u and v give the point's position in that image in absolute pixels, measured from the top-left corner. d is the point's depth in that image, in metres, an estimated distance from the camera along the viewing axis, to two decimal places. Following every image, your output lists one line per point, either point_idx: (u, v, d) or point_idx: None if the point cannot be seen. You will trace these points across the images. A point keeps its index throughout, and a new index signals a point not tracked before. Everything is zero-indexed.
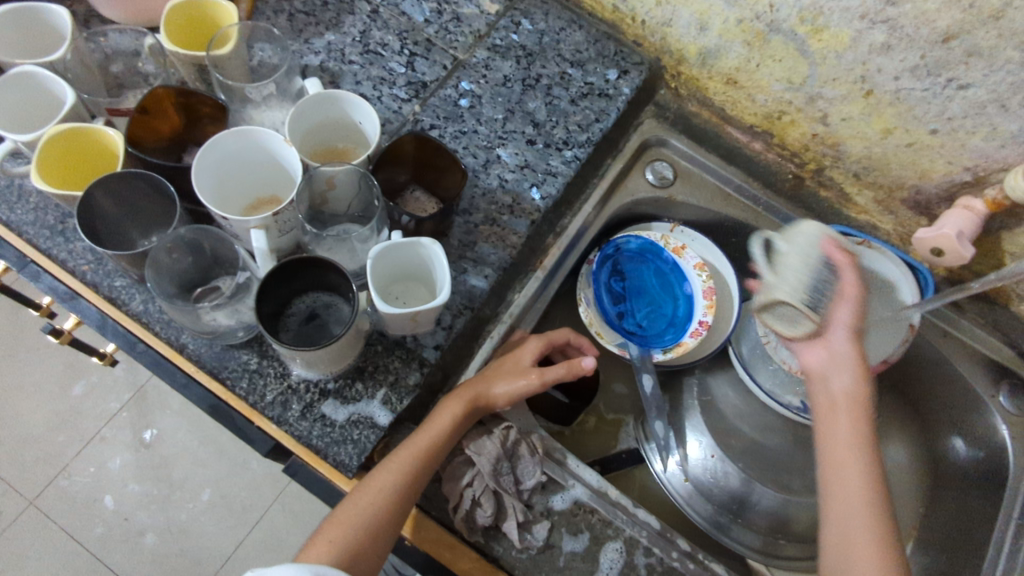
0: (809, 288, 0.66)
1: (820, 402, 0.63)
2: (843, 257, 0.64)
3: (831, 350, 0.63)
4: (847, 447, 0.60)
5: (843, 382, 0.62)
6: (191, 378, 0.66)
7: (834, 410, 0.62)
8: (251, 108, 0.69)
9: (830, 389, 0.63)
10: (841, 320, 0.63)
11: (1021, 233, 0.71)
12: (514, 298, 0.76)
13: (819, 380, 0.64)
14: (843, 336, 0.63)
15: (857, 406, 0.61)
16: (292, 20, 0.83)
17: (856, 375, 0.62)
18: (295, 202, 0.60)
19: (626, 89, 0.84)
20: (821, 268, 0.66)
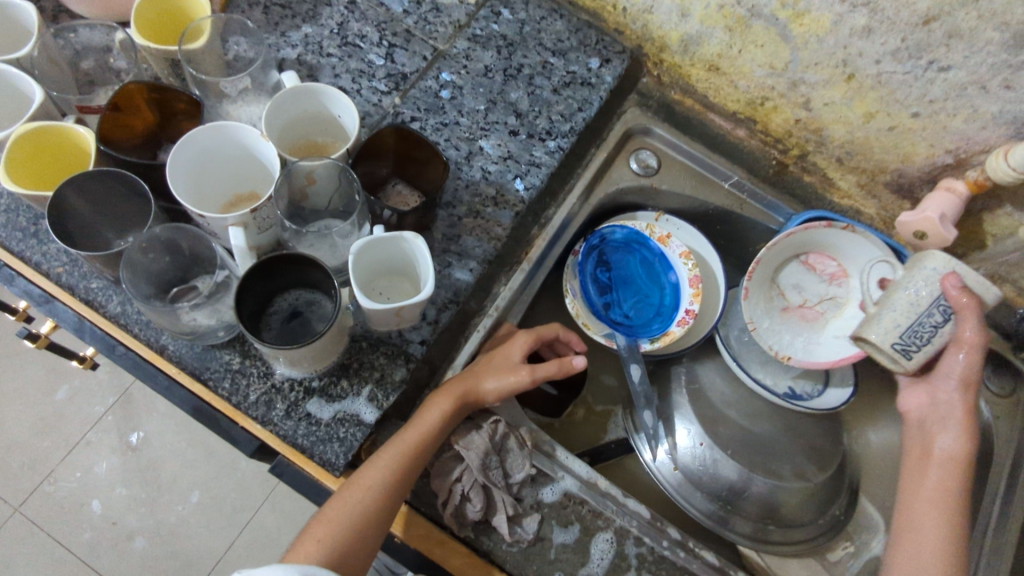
0: (905, 328, 0.62)
1: (919, 452, 0.66)
2: (960, 298, 0.60)
3: (936, 398, 0.65)
4: (934, 497, 0.62)
5: (950, 438, 0.63)
6: (173, 380, 0.65)
7: (929, 460, 0.64)
8: (227, 104, 0.68)
9: (931, 441, 0.65)
10: (953, 371, 0.63)
11: (1002, 214, 0.71)
12: (500, 291, 0.75)
13: (925, 430, 0.66)
14: (955, 390, 0.63)
15: (955, 465, 0.62)
16: (267, 13, 0.81)
17: (964, 436, 0.63)
18: (273, 198, 0.58)
19: (608, 78, 0.84)
20: (925, 310, 0.61)
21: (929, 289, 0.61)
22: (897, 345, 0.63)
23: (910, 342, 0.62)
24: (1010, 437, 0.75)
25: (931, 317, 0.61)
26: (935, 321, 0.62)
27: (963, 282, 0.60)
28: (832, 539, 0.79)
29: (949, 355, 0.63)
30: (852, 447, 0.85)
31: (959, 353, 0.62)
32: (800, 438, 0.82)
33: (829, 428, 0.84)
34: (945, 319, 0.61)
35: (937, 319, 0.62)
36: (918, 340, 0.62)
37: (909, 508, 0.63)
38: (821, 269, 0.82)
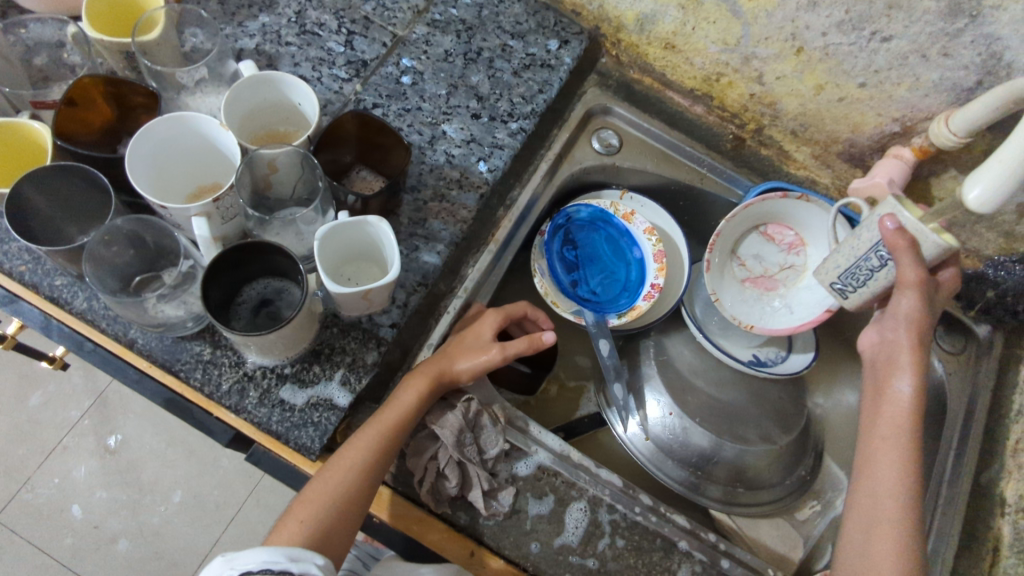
0: (844, 269, 0.68)
1: (874, 390, 0.66)
2: (894, 243, 0.61)
3: (885, 337, 0.65)
4: (888, 436, 0.63)
5: (902, 379, 0.63)
6: (144, 373, 0.65)
7: (882, 401, 0.64)
8: (186, 95, 0.68)
9: (883, 380, 0.65)
10: (904, 309, 0.62)
11: (947, 177, 0.75)
12: (468, 273, 0.76)
13: (883, 368, 0.65)
14: (902, 330, 0.63)
15: (909, 404, 0.63)
16: (223, 4, 0.81)
17: (914, 375, 0.63)
18: (234, 185, 0.58)
19: (567, 59, 0.85)
20: (861, 256, 0.65)
21: (871, 235, 0.63)
22: (835, 283, 0.69)
23: (848, 282, 0.68)
24: (961, 392, 0.79)
25: (869, 262, 0.65)
26: (872, 265, 0.65)
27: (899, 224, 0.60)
28: (799, 498, 0.83)
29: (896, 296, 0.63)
30: (816, 411, 0.88)
31: (901, 292, 0.62)
32: (766, 404, 0.84)
33: (794, 392, 0.87)
34: (882, 263, 0.63)
35: (877, 263, 0.64)
36: (855, 281, 0.67)
37: (866, 448, 0.64)
38: (779, 239, 0.84)
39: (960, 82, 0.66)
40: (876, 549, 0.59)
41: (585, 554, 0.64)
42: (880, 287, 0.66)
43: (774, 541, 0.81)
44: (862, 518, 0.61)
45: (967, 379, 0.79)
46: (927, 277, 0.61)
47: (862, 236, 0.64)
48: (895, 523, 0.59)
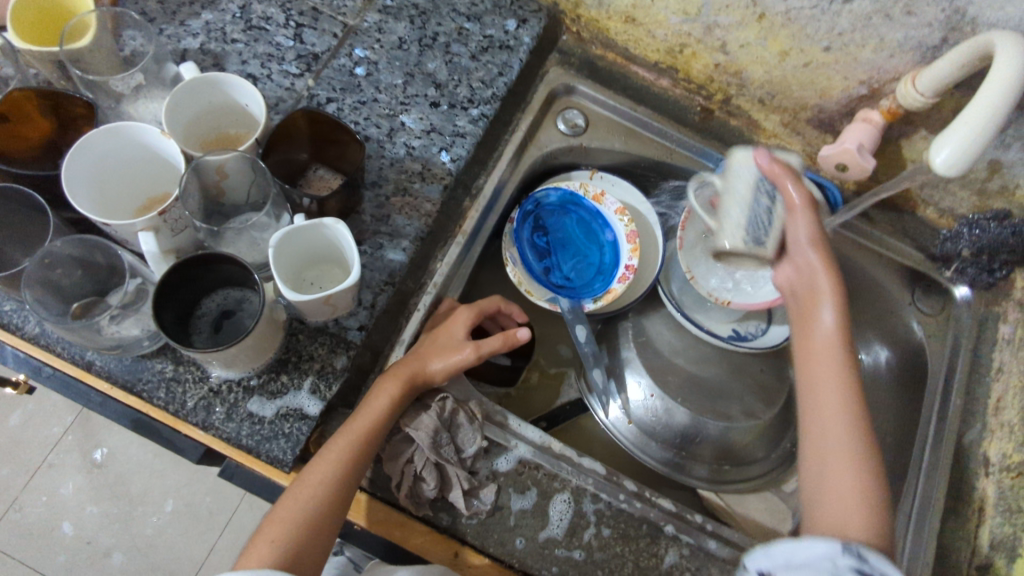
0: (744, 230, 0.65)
1: (798, 327, 0.60)
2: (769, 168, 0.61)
3: (800, 266, 0.60)
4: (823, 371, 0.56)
5: (824, 307, 0.58)
6: (107, 396, 0.63)
7: (808, 337, 0.58)
8: (126, 103, 0.64)
9: (807, 311, 0.59)
10: (801, 237, 0.60)
11: (918, 138, 0.73)
12: (436, 268, 0.75)
13: (800, 301, 0.60)
14: (810, 253, 0.59)
15: (835, 332, 0.57)
16: (163, 3, 0.77)
17: (834, 297, 0.58)
18: (179, 196, 0.56)
19: (526, 38, 0.82)
20: (752, 200, 0.64)
21: (751, 180, 0.65)
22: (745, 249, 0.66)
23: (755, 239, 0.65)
24: (940, 353, 0.78)
25: (761, 205, 0.64)
26: (766, 205, 0.64)
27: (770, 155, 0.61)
28: (787, 470, 0.83)
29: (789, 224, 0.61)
30: None
31: (793, 218, 0.60)
32: (748, 378, 0.84)
33: (776, 364, 0.86)
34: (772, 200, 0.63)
35: (769, 203, 0.64)
36: (759, 232, 0.64)
37: (804, 392, 0.57)
38: None
39: (925, 39, 0.64)
40: (836, 491, 0.51)
41: (572, 546, 0.63)
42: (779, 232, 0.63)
43: (763, 516, 0.79)
44: (814, 464, 0.53)
45: (946, 339, 0.79)
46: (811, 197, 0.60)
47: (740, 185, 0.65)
48: (849, 460, 0.52)
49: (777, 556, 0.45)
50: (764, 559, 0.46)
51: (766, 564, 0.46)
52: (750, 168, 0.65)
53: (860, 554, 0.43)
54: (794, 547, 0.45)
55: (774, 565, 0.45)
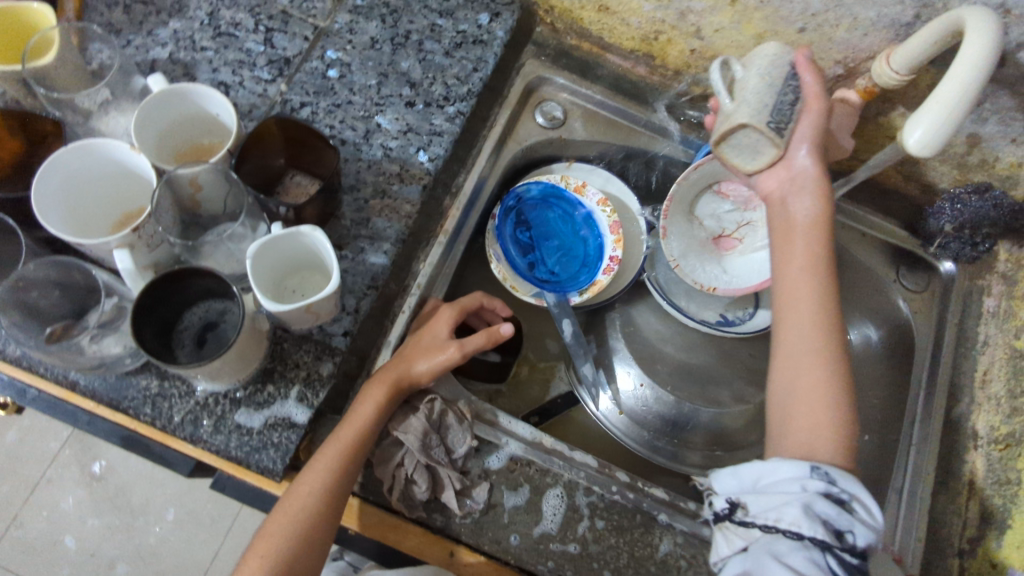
0: (770, 106, 0.55)
1: (777, 224, 0.58)
2: (805, 65, 0.57)
3: (790, 167, 0.57)
4: (803, 272, 0.55)
5: (805, 203, 0.56)
6: (94, 413, 0.63)
7: (791, 235, 0.56)
8: (95, 120, 0.64)
9: (784, 209, 0.57)
10: (806, 135, 0.56)
11: (896, 115, 0.73)
12: (419, 268, 0.74)
13: (778, 203, 0.58)
14: (802, 152, 0.56)
15: (816, 232, 0.55)
16: (129, 13, 0.76)
17: (818, 194, 0.55)
18: (153, 212, 0.55)
19: (500, 32, 0.81)
20: (780, 88, 0.56)
21: (781, 68, 0.57)
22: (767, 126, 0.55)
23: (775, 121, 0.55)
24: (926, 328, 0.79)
25: (785, 95, 0.56)
26: (790, 98, 0.56)
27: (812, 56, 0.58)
28: None
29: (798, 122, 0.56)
30: None
31: (807, 111, 0.56)
32: (736, 362, 0.84)
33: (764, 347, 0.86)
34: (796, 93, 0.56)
35: (793, 97, 0.56)
36: (782, 120, 0.55)
37: (780, 292, 0.56)
38: (733, 195, 0.83)
39: (898, 17, 0.64)
40: (803, 393, 0.53)
41: (566, 539, 0.63)
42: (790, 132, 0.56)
43: None
44: (785, 361, 0.55)
45: (931, 317, 0.80)
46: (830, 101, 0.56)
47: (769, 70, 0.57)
48: (819, 359, 0.53)
49: (746, 477, 0.51)
50: (734, 481, 0.52)
51: (735, 486, 0.52)
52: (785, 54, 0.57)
53: (828, 476, 0.48)
54: (765, 469, 0.50)
55: (744, 486, 0.51)
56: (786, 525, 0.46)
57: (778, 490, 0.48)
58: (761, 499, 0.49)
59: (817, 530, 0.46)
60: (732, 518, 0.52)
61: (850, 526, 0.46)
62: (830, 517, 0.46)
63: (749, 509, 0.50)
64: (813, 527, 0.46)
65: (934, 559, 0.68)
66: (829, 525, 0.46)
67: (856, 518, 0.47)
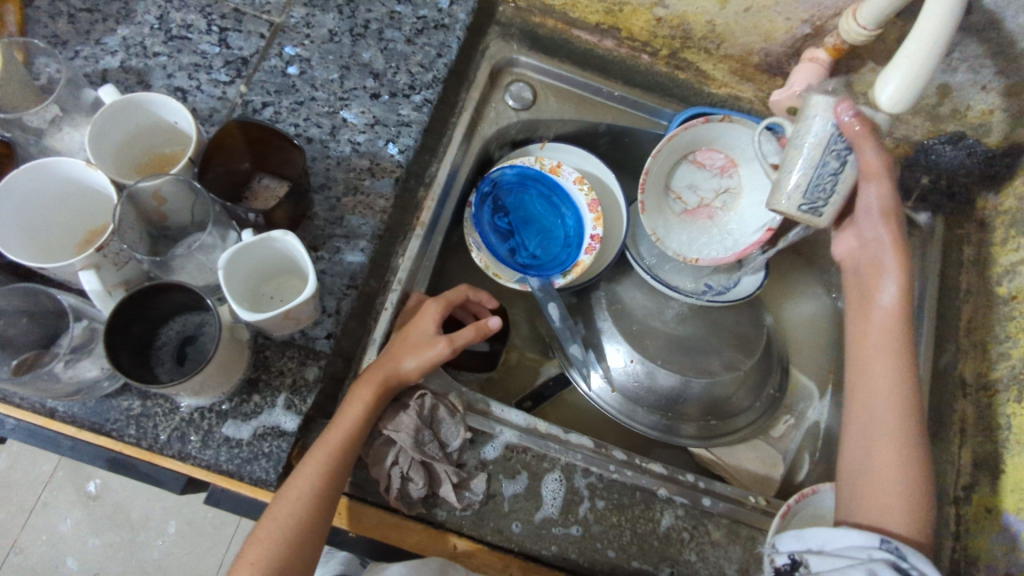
0: (806, 186, 0.59)
1: (859, 303, 0.64)
2: (854, 127, 0.57)
3: (866, 239, 0.64)
4: (879, 345, 0.60)
5: (888, 284, 0.62)
6: (77, 439, 0.61)
7: (870, 310, 0.62)
8: (47, 137, 0.62)
9: (869, 288, 0.63)
10: (874, 207, 0.61)
11: (866, 71, 0.73)
12: (399, 263, 0.73)
13: (862, 271, 0.64)
14: (879, 226, 0.62)
15: (896, 311, 0.61)
16: (74, 22, 0.73)
17: (900, 279, 0.62)
18: (116, 229, 0.54)
19: (461, 15, 0.80)
20: (819, 161, 0.58)
21: (822, 137, 0.58)
22: (804, 207, 0.60)
23: (817, 198, 0.60)
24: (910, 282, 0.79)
25: (827, 169, 0.59)
26: (834, 168, 0.59)
27: (856, 110, 0.56)
28: (773, 415, 0.84)
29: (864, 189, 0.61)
30: (774, 323, 0.89)
31: (867, 183, 0.60)
32: (724, 331, 0.84)
33: (750, 312, 0.86)
34: (842, 161, 0.58)
35: (835, 167, 0.59)
36: (819, 198, 0.60)
37: (857, 363, 0.61)
38: (709, 164, 0.82)
39: None
40: (877, 461, 0.56)
41: (568, 522, 0.63)
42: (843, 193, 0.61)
43: (755, 466, 0.81)
44: (861, 437, 0.58)
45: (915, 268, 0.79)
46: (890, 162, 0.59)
47: (810, 140, 0.58)
48: (896, 434, 0.56)
49: (811, 540, 0.51)
50: (797, 542, 0.51)
51: (797, 547, 0.51)
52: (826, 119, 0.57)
53: (897, 550, 0.48)
54: (831, 534, 0.50)
55: (809, 548, 0.50)
56: None
57: (843, 554, 0.48)
58: (826, 560, 0.48)
59: None
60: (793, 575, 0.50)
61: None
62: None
63: (812, 567, 0.49)
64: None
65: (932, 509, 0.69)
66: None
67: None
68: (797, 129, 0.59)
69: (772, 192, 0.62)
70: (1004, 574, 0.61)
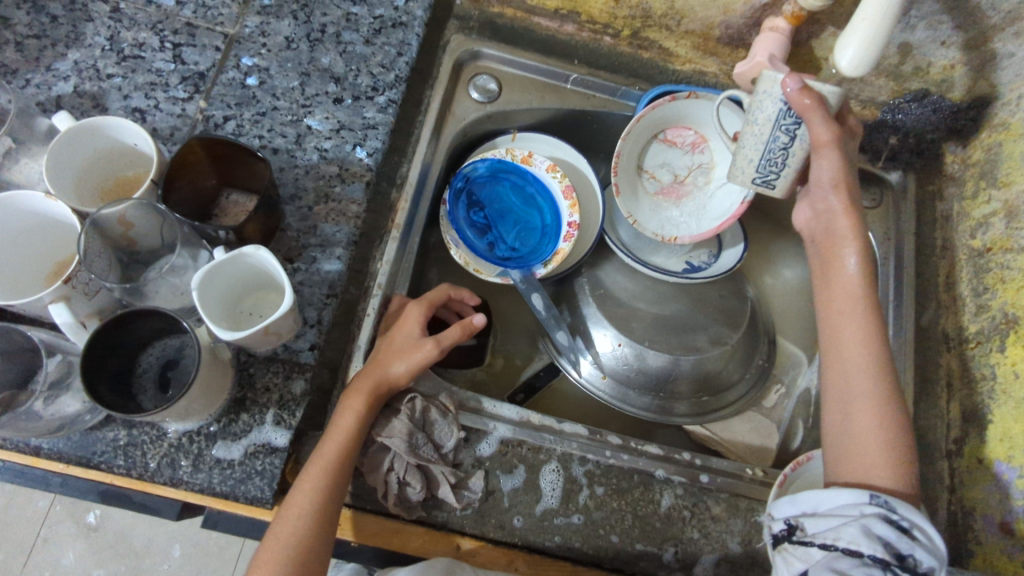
0: (758, 161, 0.63)
1: (821, 272, 0.63)
2: (804, 102, 0.57)
3: (819, 209, 0.65)
4: (847, 311, 0.59)
5: (849, 253, 0.61)
6: (66, 474, 0.60)
7: (832, 278, 0.62)
8: (4, 170, 0.60)
9: (831, 258, 0.62)
10: (826, 180, 0.63)
11: (827, 36, 0.73)
12: (378, 268, 0.73)
13: (824, 240, 0.64)
14: (832, 196, 0.63)
15: (858, 276, 0.60)
16: (22, 49, 0.71)
17: (859, 246, 0.61)
18: (83, 259, 0.53)
19: (418, 11, 0.79)
20: (767, 139, 0.61)
21: (771, 113, 0.59)
22: (757, 179, 0.64)
23: (769, 171, 0.63)
24: (887, 242, 0.79)
25: (777, 142, 0.61)
26: (783, 142, 0.61)
27: (803, 83, 0.56)
28: (764, 386, 0.85)
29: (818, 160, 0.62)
30: (757, 295, 0.89)
31: (819, 155, 0.60)
32: (710, 307, 0.84)
33: (733, 286, 0.87)
34: (792, 135, 0.60)
35: (785, 141, 0.61)
36: (772, 169, 0.63)
37: (826, 331, 0.60)
38: (680, 141, 0.82)
39: None
40: (858, 426, 0.54)
41: (569, 511, 0.63)
42: (802, 161, 0.63)
43: (750, 437, 0.81)
44: (839, 401, 0.57)
45: (890, 230, 0.80)
46: (839, 132, 0.59)
47: (760, 117, 0.60)
48: (872, 395, 0.55)
49: (805, 504, 0.50)
50: (791, 507, 0.51)
51: (793, 513, 0.50)
52: (774, 95, 0.58)
53: (886, 504, 0.47)
54: (823, 495, 0.49)
55: (804, 511, 0.50)
56: (846, 544, 0.46)
57: (836, 514, 0.48)
58: (821, 520, 0.48)
59: (878, 549, 0.45)
60: (791, 539, 0.50)
61: (913, 552, 0.45)
62: (891, 540, 0.45)
63: (808, 530, 0.49)
64: (872, 545, 0.45)
65: (925, 464, 0.70)
66: (891, 548, 0.45)
67: (917, 544, 0.46)
68: (752, 102, 0.61)
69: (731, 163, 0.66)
70: (1000, 521, 0.62)
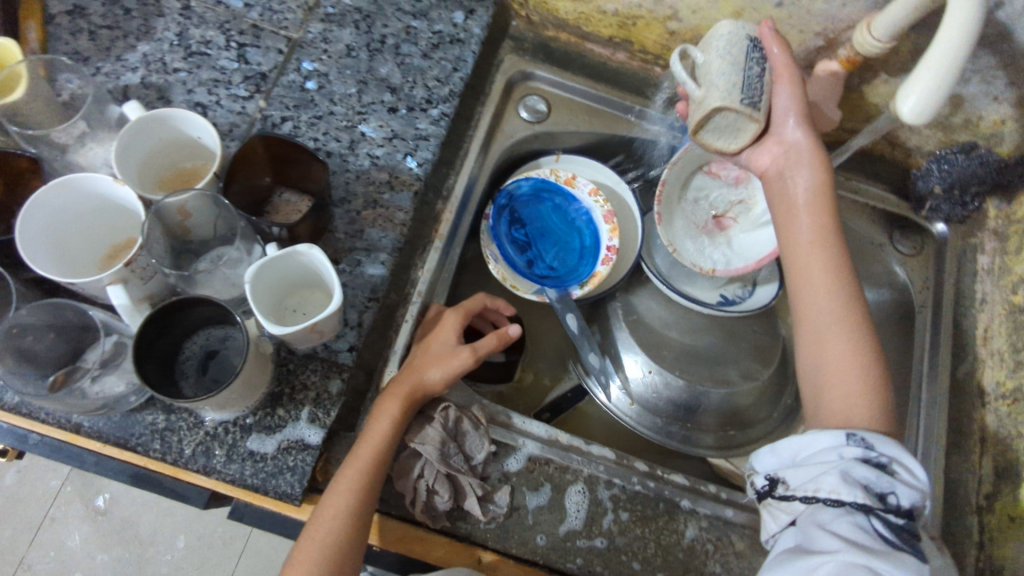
0: (741, 83, 0.57)
1: (781, 210, 0.62)
2: (771, 38, 0.61)
3: (785, 144, 0.61)
4: (813, 250, 0.58)
5: (803, 180, 0.60)
6: (102, 455, 0.61)
7: (795, 214, 0.60)
8: (71, 152, 0.62)
9: (789, 198, 0.61)
10: (789, 109, 0.60)
11: (880, 83, 0.74)
12: (419, 276, 0.74)
13: (780, 178, 0.62)
14: (791, 125, 0.60)
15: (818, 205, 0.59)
16: (94, 39, 0.74)
17: (816, 169, 0.60)
18: (144, 243, 0.54)
19: (476, 30, 0.81)
20: (744, 66, 0.58)
21: (740, 44, 0.59)
22: (744, 102, 0.57)
23: (750, 95, 0.58)
24: None
25: (750, 69, 0.58)
26: (756, 71, 0.59)
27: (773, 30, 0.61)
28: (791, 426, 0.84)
29: (776, 95, 0.61)
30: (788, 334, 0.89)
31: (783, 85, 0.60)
32: (741, 341, 0.84)
33: (765, 322, 0.87)
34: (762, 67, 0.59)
35: (756, 70, 0.59)
36: (753, 96, 0.58)
37: (793, 274, 0.59)
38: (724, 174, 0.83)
39: None
40: (835, 357, 0.54)
41: (592, 534, 0.63)
42: (767, 102, 0.60)
43: None
44: (811, 334, 0.57)
45: None
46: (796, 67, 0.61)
47: (731, 47, 0.59)
48: (844, 329, 0.55)
49: (785, 454, 0.51)
50: (773, 458, 0.52)
51: (775, 464, 0.52)
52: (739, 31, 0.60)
53: (864, 442, 0.47)
54: (799, 444, 0.50)
55: (784, 463, 0.51)
56: (826, 494, 0.46)
57: (814, 460, 0.48)
58: (801, 472, 0.49)
59: (858, 494, 0.45)
60: (775, 493, 0.51)
61: (894, 488, 0.45)
62: (870, 481, 0.46)
63: (789, 484, 0.49)
64: (852, 491, 0.45)
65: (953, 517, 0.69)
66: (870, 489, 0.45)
67: (898, 480, 0.46)
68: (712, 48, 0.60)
69: (703, 101, 0.59)
70: None
